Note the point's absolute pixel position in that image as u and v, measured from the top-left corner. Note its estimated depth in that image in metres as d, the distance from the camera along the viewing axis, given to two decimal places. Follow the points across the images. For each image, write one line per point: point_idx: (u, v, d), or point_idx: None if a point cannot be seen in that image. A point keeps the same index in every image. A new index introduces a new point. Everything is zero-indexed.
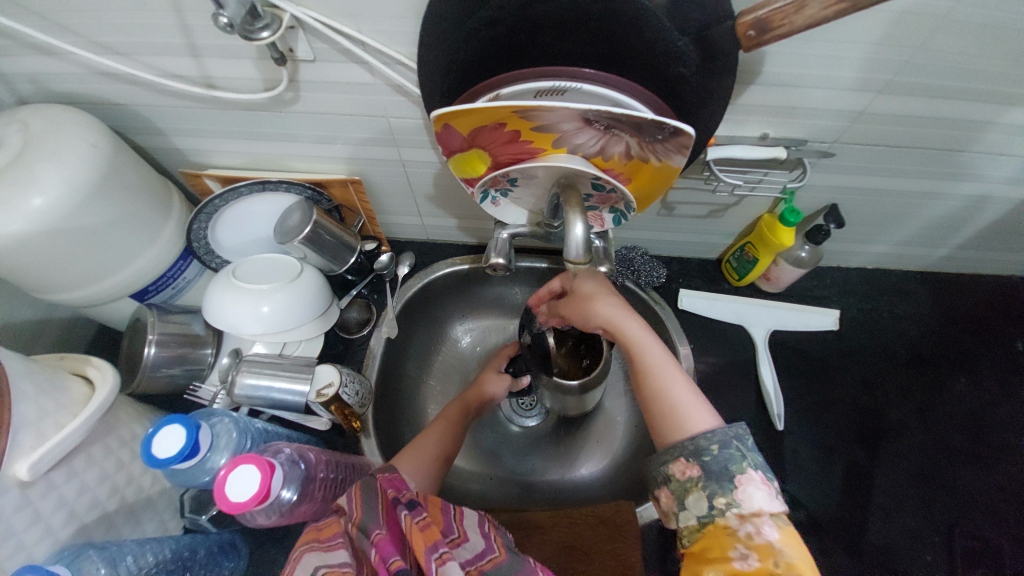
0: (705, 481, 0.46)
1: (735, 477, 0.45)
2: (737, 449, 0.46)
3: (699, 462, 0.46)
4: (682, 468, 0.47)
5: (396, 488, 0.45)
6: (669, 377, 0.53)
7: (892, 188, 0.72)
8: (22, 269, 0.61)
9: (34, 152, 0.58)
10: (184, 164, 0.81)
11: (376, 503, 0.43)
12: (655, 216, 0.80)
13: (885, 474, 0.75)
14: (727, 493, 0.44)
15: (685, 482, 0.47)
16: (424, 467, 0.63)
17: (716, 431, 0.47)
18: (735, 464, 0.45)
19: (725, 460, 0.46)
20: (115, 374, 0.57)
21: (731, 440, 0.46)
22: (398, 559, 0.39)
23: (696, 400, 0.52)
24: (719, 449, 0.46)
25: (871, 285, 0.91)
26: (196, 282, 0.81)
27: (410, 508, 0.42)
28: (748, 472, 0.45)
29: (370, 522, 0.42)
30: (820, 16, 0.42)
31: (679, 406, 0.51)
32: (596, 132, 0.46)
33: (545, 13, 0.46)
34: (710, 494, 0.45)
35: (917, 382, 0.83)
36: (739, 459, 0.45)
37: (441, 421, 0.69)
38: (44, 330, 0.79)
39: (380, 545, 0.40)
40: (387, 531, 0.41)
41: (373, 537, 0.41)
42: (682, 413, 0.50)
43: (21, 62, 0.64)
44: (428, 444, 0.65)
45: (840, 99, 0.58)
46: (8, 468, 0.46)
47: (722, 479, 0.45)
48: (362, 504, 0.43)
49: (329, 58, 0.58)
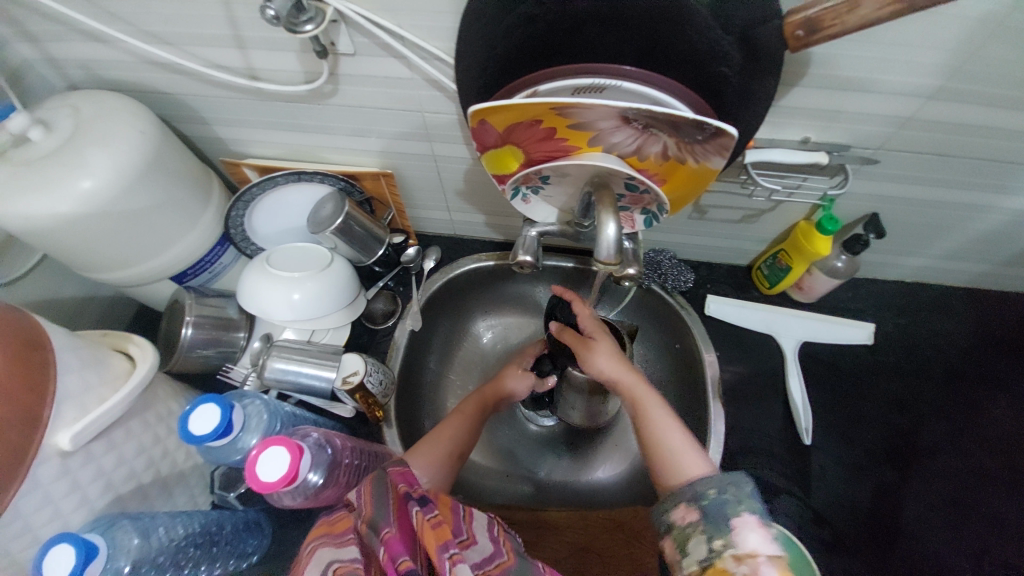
0: (704, 524, 0.45)
1: (732, 520, 0.44)
2: (733, 493, 0.46)
3: (698, 506, 0.47)
4: (682, 513, 0.47)
5: (405, 483, 0.45)
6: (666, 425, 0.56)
7: (938, 199, 0.69)
8: (73, 248, 0.64)
9: (87, 138, 0.61)
10: (225, 153, 0.83)
11: (387, 500, 0.44)
12: (686, 219, 0.79)
13: (915, 495, 0.72)
14: (724, 535, 0.43)
15: (685, 528, 0.46)
16: (440, 465, 0.64)
17: (714, 477, 0.48)
18: (731, 507, 0.45)
19: (721, 503, 0.46)
20: (154, 352, 0.60)
21: (727, 485, 0.47)
22: (407, 559, 0.38)
23: (692, 446, 0.55)
24: (716, 493, 0.47)
25: (909, 299, 0.88)
26: (232, 267, 0.83)
27: (421, 504, 0.42)
28: (743, 513, 0.44)
29: (380, 519, 0.42)
30: (873, 18, 0.41)
31: (679, 454, 0.53)
32: (634, 132, 0.46)
33: (586, 10, 0.46)
34: (708, 537, 0.44)
35: (954, 402, 0.79)
36: (735, 503, 0.45)
37: (459, 416, 0.68)
38: (89, 307, 0.83)
39: (389, 543, 0.40)
40: (397, 528, 0.41)
41: (383, 534, 0.41)
42: (682, 461, 0.53)
43: (80, 50, 0.67)
44: (444, 440, 0.65)
45: (887, 104, 0.56)
46: (52, 437, 0.48)
47: (719, 521, 0.45)
48: (372, 501, 0.44)
49: (368, 52, 0.59)
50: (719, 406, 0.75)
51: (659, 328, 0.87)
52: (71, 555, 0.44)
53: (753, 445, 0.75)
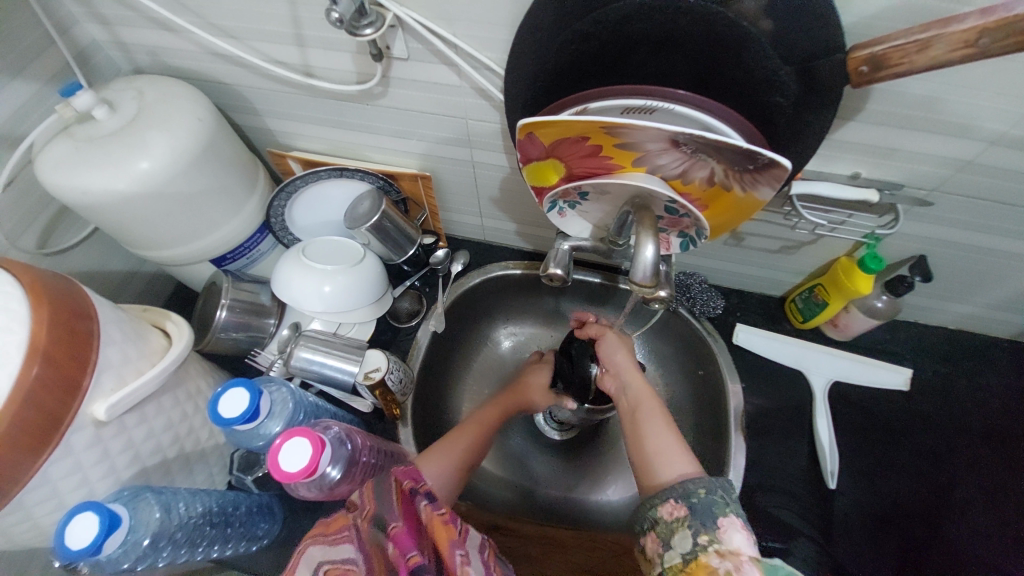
0: (691, 519, 0.46)
1: (719, 519, 0.45)
2: (722, 496, 0.47)
3: (686, 503, 0.47)
4: (669, 510, 0.48)
5: (411, 481, 0.48)
6: (655, 427, 0.57)
7: (991, 246, 0.66)
8: (124, 225, 0.67)
9: (147, 122, 0.64)
10: (272, 144, 0.86)
11: (391, 497, 0.46)
12: (722, 245, 0.77)
13: (943, 556, 0.69)
14: (710, 532, 0.44)
15: (672, 523, 0.47)
16: (450, 469, 0.64)
17: (705, 477, 0.48)
18: (718, 507, 0.46)
19: (710, 503, 0.46)
20: (190, 331, 0.62)
21: (717, 488, 0.47)
22: (416, 555, 0.40)
23: (679, 449, 0.54)
24: (706, 494, 0.47)
25: (950, 346, 0.84)
26: (269, 255, 0.86)
27: (429, 500, 0.46)
28: (730, 514, 0.45)
29: (387, 514, 0.44)
30: (944, 59, 0.40)
31: (662, 452, 0.54)
32: (682, 155, 0.45)
33: (643, 30, 0.46)
34: (694, 532, 0.45)
35: (993, 460, 0.75)
36: (723, 504, 0.46)
37: (474, 425, 0.70)
38: (131, 281, 0.86)
39: (396, 538, 0.41)
40: (404, 524, 0.42)
41: (390, 528, 0.42)
42: (664, 459, 0.53)
43: (150, 38, 0.71)
44: (457, 447, 0.66)
45: (945, 145, 0.54)
46: (88, 406, 0.50)
47: (707, 518, 0.45)
48: (375, 498, 0.46)
49: (421, 58, 0.60)
50: (740, 439, 0.73)
51: (682, 353, 0.85)
52: (94, 523, 0.45)
53: (773, 483, 0.73)
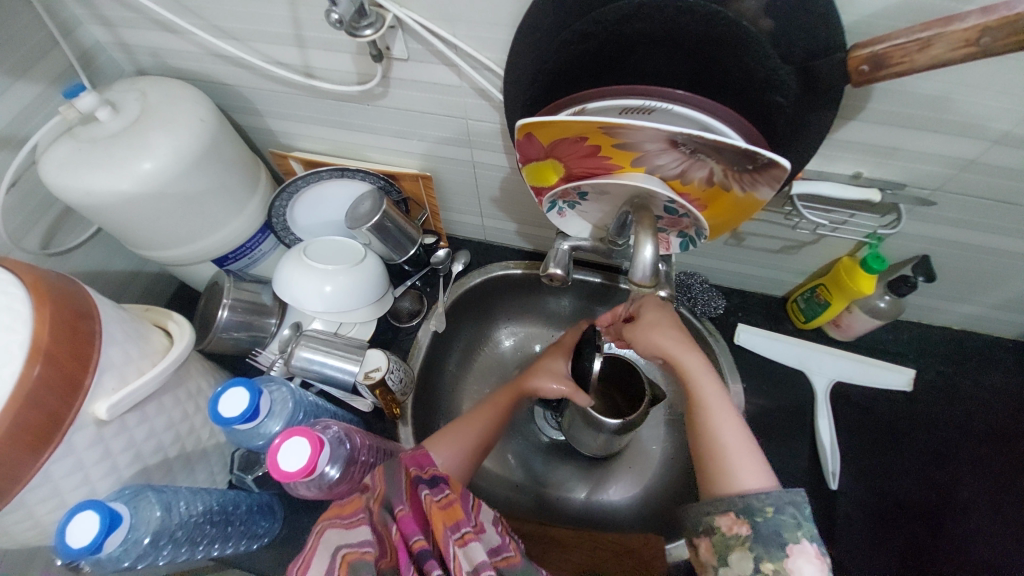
0: (753, 542, 0.46)
1: (787, 545, 0.45)
2: (792, 517, 0.46)
3: (750, 521, 0.47)
4: (729, 524, 0.48)
5: (415, 467, 0.49)
6: (722, 422, 0.54)
7: (996, 246, 0.65)
8: (126, 225, 0.67)
9: (148, 123, 0.64)
10: (274, 144, 0.86)
11: (400, 480, 0.48)
12: (723, 245, 0.77)
13: (946, 558, 0.68)
14: (775, 560, 0.45)
15: (730, 538, 0.47)
16: (462, 455, 0.62)
17: (772, 493, 0.47)
18: (787, 532, 0.45)
19: (777, 526, 0.46)
20: (191, 331, 0.62)
21: (786, 505, 0.46)
22: (420, 538, 0.43)
23: (750, 451, 0.52)
24: (773, 513, 0.46)
25: (953, 347, 0.83)
26: (270, 255, 0.86)
27: (431, 487, 0.47)
28: (801, 542, 0.45)
29: (393, 497, 0.46)
30: (946, 59, 0.39)
31: (731, 458, 0.51)
32: (680, 155, 0.45)
33: (642, 29, 0.45)
34: (756, 556, 0.45)
35: (998, 462, 0.74)
36: (792, 528, 0.45)
37: (487, 408, 0.68)
38: (134, 281, 0.87)
39: (401, 521, 0.44)
40: (409, 508, 0.45)
41: (396, 512, 0.45)
42: (734, 466, 0.50)
43: (153, 40, 0.71)
44: (468, 431, 0.64)
45: (947, 145, 0.54)
46: (90, 405, 0.51)
47: (772, 544, 0.45)
48: (385, 480, 0.48)
49: (421, 58, 0.61)
50: None
51: None
52: (94, 521, 0.46)
53: (775, 483, 0.73)
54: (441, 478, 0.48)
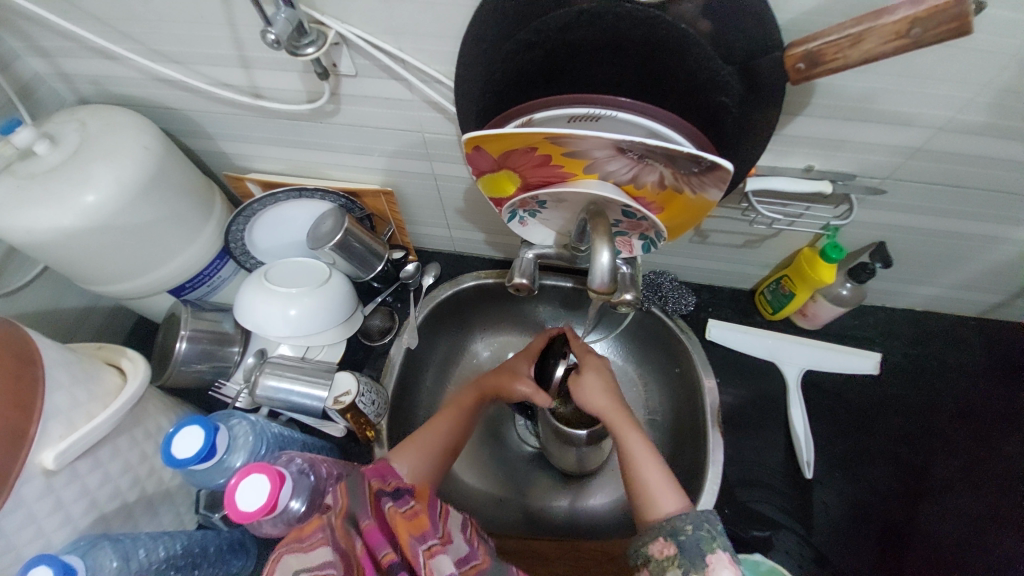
0: (681, 559, 0.48)
1: (706, 556, 0.47)
2: (708, 531, 0.49)
3: (676, 541, 0.49)
4: (660, 547, 0.50)
5: (379, 479, 0.47)
6: (648, 456, 0.58)
7: (947, 229, 0.67)
8: (71, 261, 0.64)
9: (89, 153, 0.62)
10: (229, 167, 0.84)
11: (364, 493, 0.44)
12: (688, 243, 0.78)
13: (923, 535, 0.70)
14: (700, 571, 0.46)
15: (662, 561, 0.49)
16: (432, 457, 0.62)
17: (690, 513, 0.51)
18: (705, 544, 0.48)
19: (697, 539, 0.49)
20: (146, 367, 0.59)
21: (702, 522, 0.50)
22: (388, 552, 0.41)
23: (668, 481, 0.56)
24: (693, 529, 0.50)
25: (917, 328, 0.85)
26: (231, 280, 0.83)
27: (395, 499, 0.44)
28: (717, 551, 0.47)
29: (358, 510, 0.43)
30: (879, 52, 0.40)
31: (651, 489, 0.55)
32: (630, 161, 0.45)
33: (585, 36, 0.45)
34: (684, 571, 0.47)
35: (965, 436, 0.76)
36: (710, 539, 0.48)
37: (451, 409, 0.67)
38: (88, 318, 0.83)
39: (367, 535, 0.41)
40: (375, 521, 0.43)
41: (361, 526, 0.42)
42: (654, 495, 0.55)
43: (89, 66, 0.68)
44: (435, 437, 0.64)
45: (892, 135, 0.55)
46: (36, 455, 0.48)
47: (695, 556, 0.48)
48: (348, 495, 0.44)
49: (369, 74, 0.60)
50: (717, 435, 0.72)
51: (659, 352, 0.85)
52: None
53: (754, 476, 0.73)
54: (405, 490, 0.46)
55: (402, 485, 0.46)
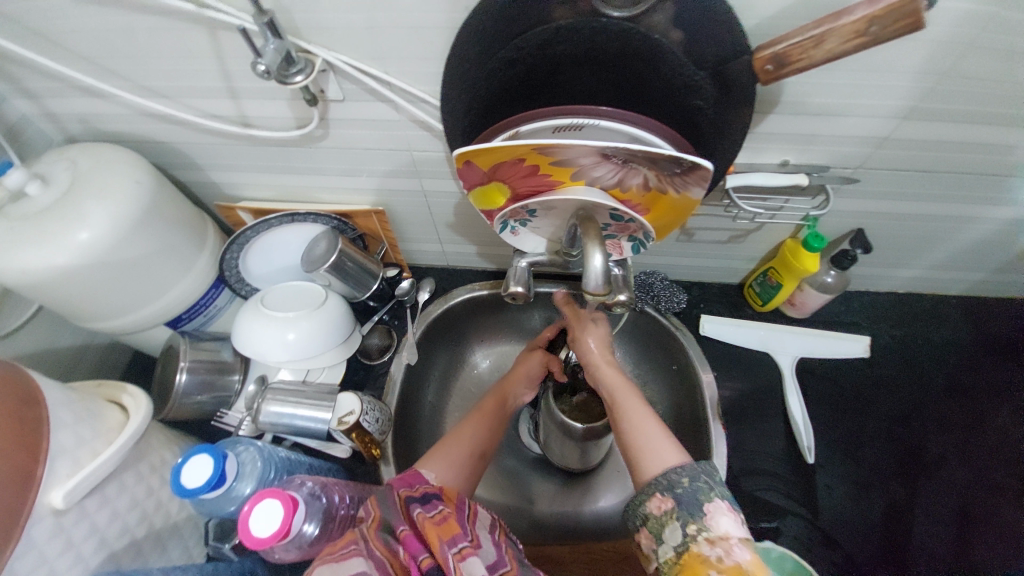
0: (678, 510, 0.48)
1: (704, 505, 0.47)
2: (705, 481, 0.49)
3: (672, 495, 0.49)
4: (657, 504, 0.49)
5: (407, 487, 0.50)
6: (642, 414, 0.57)
7: (922, 212, 0.70)
8: (66, 299, 0.64)
9: (82, 191, 0.62)
10: (219, 197, 0.85)
11: (395, 505, 0.47)
12: (675, 242, 0.80)
13: (925, 510, 0.71)
14: (697, 519, 0.47)
15: (661, 516, 0.49)
16: (460, 468, 0.61)
17: (687, 466, 0.51)
18: (703, 494, 0.48)
19: (695, 491, 0.48)
20: (148, 401, 0.59)
21: (699, 474, 0.50)
22: (426, 557, 0.41)
23: (663, 436, 0.55)
24: (689, 482, 0.49)
25: (903, 310, 0.88)
26: (226, 309, 0.84)
27: (424, 505, 0.46)
28: (714, 500, 0.48)
29: (393, 519, 0.45)
30: (840, 51, 0.43)
31: (647, 443, 0.54)
32: (614, 166, 0.47)
33: (564, 52, 0.47)
34: (682, 523, 0.47)
35: (956, 411, 0.79)
36: (706, 489, 0.48)
37: (479, 415, 0.68)
38: (83, 356, 0.82)
39: (405, 542, 0.43)
40: (410, 527, 0.44)
41: (398, 533, 0.43)
42: (649, 449, 0.53)
43: (76, 105, 0.69)
44: (462, 445, 0.63)
45: (861, 126, 0.58)
46: (44, 496, 0.47)
47: (693, 507, 0.47)
48: (378, 505, 0.47)
49: (357, 97, 0.61)
50: (720, 427, 0.74)
51: (656, 351, 0.87)
52: None
53: (757, 465, 0.74)
54: (432, 495, 0.48)
55: (429, 490, 0.49)
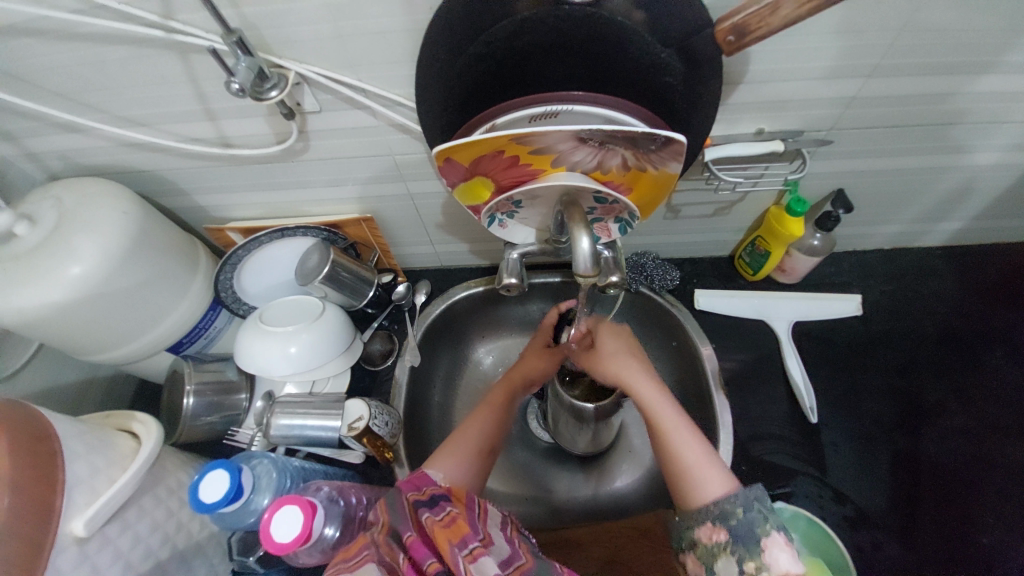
0: (732, 544, 0.50)
1: (761, 540, 0.48)
2: (760, 511, 0.50)
3: (725, 526, 0.51)
4: (709, 533, 0.52)
5: (414, 491, 0.50)
6: (682, 436, 0.58)
7: (899, 167, 0.71)
8: (67, 333, 0.65)
9: (71, 225, 0.63)
10: (207, 220, 0.85)
11: (404, 510, 0.47)
12: (661, 219, 0.81)
13: (930, 457, 0.73)
14: (755, 556, 0.48)
15: (712, 547, 0.51)
16: (466, 464, 0.62)
17: (738, 494, 0.52)
18: (759, 527, 0.49)
19: (750, 523, 0.50)
20: (159, 426, 0.60)
21: (753, 503, 0.51)
22: (434, 561, 0.41)
23: (710, 460, 0.56)
24: (744, 512, 0.50)
25: (891, 265, 0.90)
26: (226, 329, 0.84)
27: (431, 509, 0.47)
28: (772, 533, 0.49)
29: (399, 525, 0.45)
30: (795, 16, 0.44)
31: (693, 468, 0.55)
32: (592, 149, 0.48)
33: (530, 42, 0.48)
34: (738, 558, 0.49)
35: (952, 359, 0.80)
36: (762, 521, 0.49)
37: (485, 410, 0.68)
38: (89, 390, 0.83)
39: (411, 548, 0.43)
40: (416, 533, 0.44)
41: (403, 539, 0.44)
42: (696, 475, 0.55)
43: (55, 142, 0.69)
44: (468, 440, 0.65)
45: (829, 87, 0.59)
46: (66, 525, 0.48)
47: (749, 541, 0.49)
48: (388, 511, 0.48)
49: (333, 107, 0.62)
50: (723, 398, 0.75)
51: (654, 330, 0.88)
52: None
53: (762, 429, 0.76)
54: (440, 497, 0.49)
55: (438, 493, 0.49)
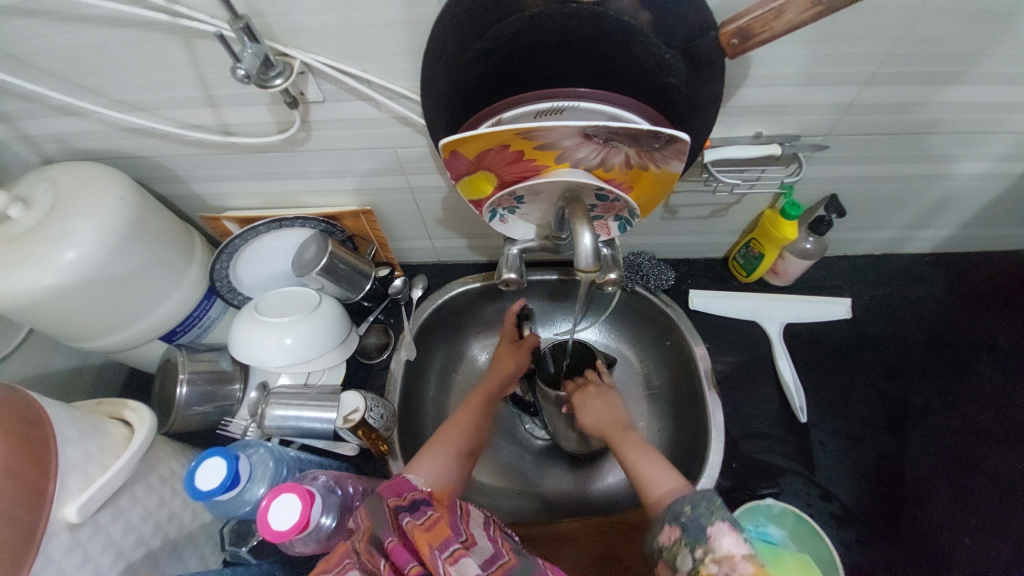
0: (684, 537, 0.48)
1: (707, 529, 0.47)
2: (705, 506, 0.49)
3: (678, 524, 0.49)
4: (667, 535, 0.50)
5: (395, 495, 0.49)
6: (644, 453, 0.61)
7: (891, 174, 0.73)
8: (59, 319, 0.64)
9: (65, 209, 0.62)
10: (203, 209, 0.84)
11: (384, 513, 0.47)
12: (659, 219, 0.82)
13: (913, 458, 0.75)
14: (704, 543, 0.46)
15: (672, 547, 0.49)
16: (449, 463, 0.63)
17: (688, 494, 0.51)
18: (705, 519, 0.48)
19: (698, 518, 0.48)
20: (152, 415, 0.59)
21: (698, 500, 0.50)
22: (415, 564, 0.41)
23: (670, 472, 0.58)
24: (692, 509, 0.50)
25: (879, 271, 0.92)
26: (221, 319, 0.84)
27: (412, 512, 0.46)
28: (716, 521, 0.47)
29: (380, 531, 0.44)
30: (798, 20, 0.45)
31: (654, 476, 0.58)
32: (596, 146, 0.49)
33: (537, 39, 0.49)
34: (691, 549, 0.47)
35: (936, 363, 0.82)
36: (708, 514, 0.48)
37: (467, 410, 0.70)
38: (78, 378, 0.81)
39: (392, 553, 0.42)
40: (398, 538, 0.44)
41: (385, 545, 0.43)
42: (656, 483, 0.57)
43: (50, 125, 0.68)
44: (451, 439, 0.66)
45: (826, 94, 0.61)
46: (58, 511, 0.47)
47: (698, 532, 0.47)
48: (369, 515, 0.47)
49: (337, 98, 0.62)
50: (715, 396, 0.77)
51: (648, 329, 0.89)
52: None
53: (753, 428, 0.77)
54: (421, 501, 0.48)
55: (419, 497, 0.49)
